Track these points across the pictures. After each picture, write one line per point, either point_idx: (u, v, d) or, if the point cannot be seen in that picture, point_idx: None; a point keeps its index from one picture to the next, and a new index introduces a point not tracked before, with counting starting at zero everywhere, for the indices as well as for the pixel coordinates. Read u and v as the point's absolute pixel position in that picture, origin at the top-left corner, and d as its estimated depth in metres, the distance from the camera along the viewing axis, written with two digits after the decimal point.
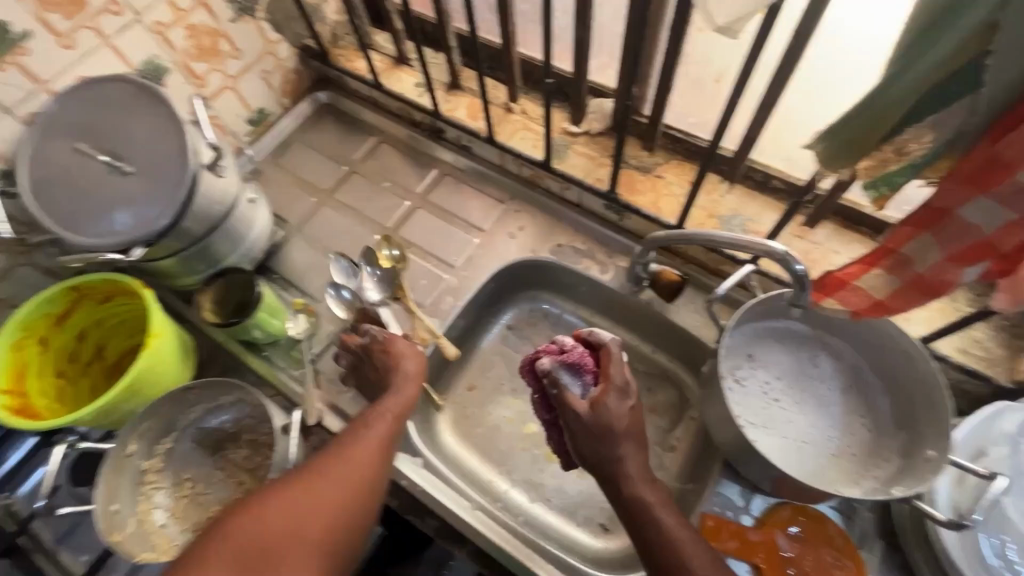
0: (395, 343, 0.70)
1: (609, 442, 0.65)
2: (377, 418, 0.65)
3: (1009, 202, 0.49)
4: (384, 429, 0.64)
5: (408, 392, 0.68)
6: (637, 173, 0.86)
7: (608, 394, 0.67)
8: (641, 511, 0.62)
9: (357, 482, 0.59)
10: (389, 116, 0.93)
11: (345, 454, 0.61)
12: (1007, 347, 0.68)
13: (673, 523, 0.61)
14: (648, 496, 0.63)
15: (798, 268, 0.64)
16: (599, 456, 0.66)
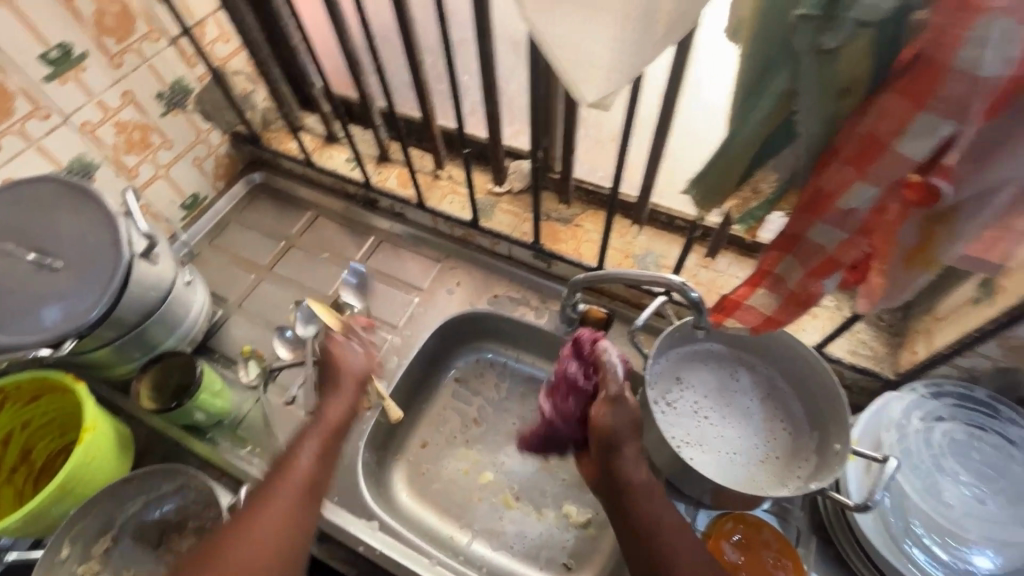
0: (337, 351, 0.72)
1: (615, 435, 0.64)
2: (317, 431, 0.67)
3: (842, 226, 0.49)
4: (318, 444, 0.65)
5: (344, 402, 0.69)
6: (558, 224, 0.91)
7: (620, 394, 0.67)
8: (633, 506, 0.61)
9: (291, 515, 0.60)
10: (325, 190, 1.05)
11: (277, 477, 0.62)
12: (888, 345, 0.75)
13: (661, 515, 0.61)
14: (644, 491, 0.62)
15: (694, 296, 0.64)
16: (603, 451, 0.65)
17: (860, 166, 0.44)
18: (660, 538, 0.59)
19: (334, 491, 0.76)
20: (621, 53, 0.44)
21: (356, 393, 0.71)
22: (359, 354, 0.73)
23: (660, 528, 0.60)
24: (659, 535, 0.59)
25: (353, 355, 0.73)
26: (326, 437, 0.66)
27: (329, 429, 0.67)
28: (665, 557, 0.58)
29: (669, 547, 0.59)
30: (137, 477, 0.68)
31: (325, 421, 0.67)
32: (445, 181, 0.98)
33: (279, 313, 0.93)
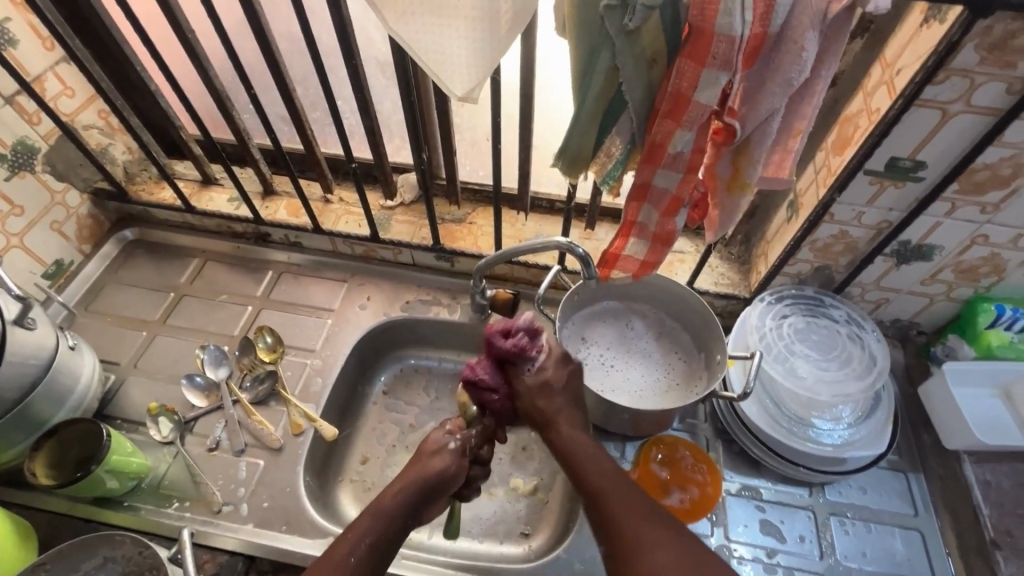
0: (428, 436, 0.70)
1: (551, 411, 0.69)
2: (380, 503, 0.62)
3: (677, 167, 0.61)
4: (365, 522, 0.60)
5: (403, 493, 0.63)
6: (453, 225, 0.97)
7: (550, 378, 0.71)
8: (578, 469, 0.63)
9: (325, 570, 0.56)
10: (208, 234, 1.03)
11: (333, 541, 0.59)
12: (740, 271, 0.92)
13: (595, 464, 0.63)
14: (587, 455, 0.65)
15: (579, 251, 0.76)
16: (549, 428, 0.69)
17: (675, 118, 0.56)
18: (597, 488, 0.60)
19: (282, 521, 0.74)
20: (471, 57, 0.53)
21: (418, 494, 0.64)
22: (449, 456, 0.67)
23: (597, 483, 0.61)
24: (594, 482, 0.61)
25: (444, 452, 0.68)
26: (383, 529, 0.60)
27: (380, 515, 0.61)
28: (606, 504, 0.59)
29: (602, 489, 0.60)
30: (52, 559, 0.63)
31: (384, 512, 0.61)
32: (336, 204, 1.01)
33: (182, 364, 0.88)
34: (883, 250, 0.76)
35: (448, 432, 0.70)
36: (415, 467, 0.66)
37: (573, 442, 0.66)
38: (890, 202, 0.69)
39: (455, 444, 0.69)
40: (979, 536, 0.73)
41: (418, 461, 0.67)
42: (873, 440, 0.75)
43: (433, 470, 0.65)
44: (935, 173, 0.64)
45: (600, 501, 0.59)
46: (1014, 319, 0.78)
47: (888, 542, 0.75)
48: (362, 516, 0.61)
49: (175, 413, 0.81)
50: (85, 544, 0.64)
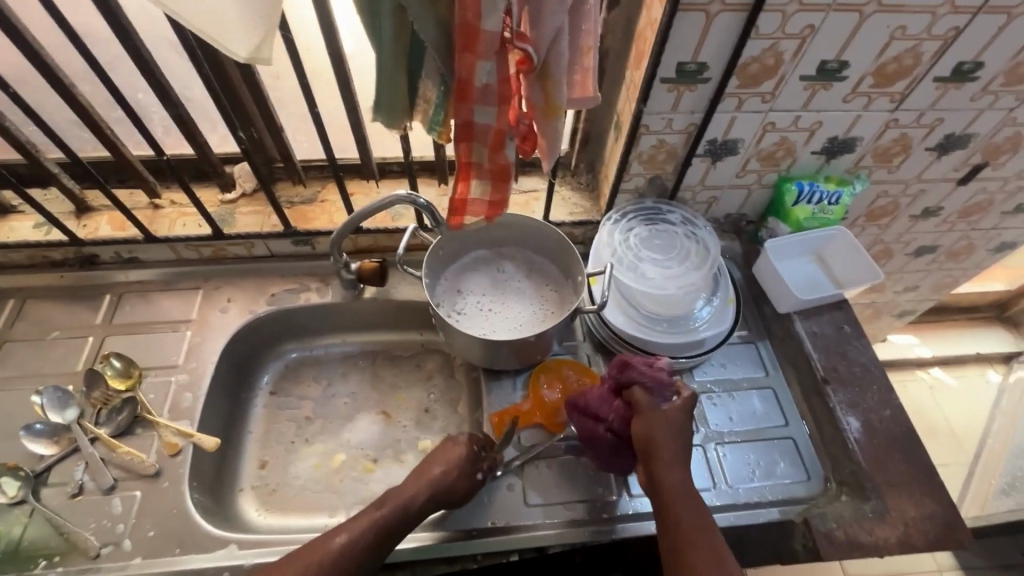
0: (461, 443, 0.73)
1: (660, 442, 0.67)
2: (413, 488, 0.68)
3: (490, 101, 0.63)
4: (393, 510, 0.65)
5: (429, 492, 0.68)
6: (304, 206, 0.93)
7: (677, 415, 0.70)
8: (664, 500, 0.65)
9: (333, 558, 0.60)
10: (19, 270, 0.90)
11: (359, 521, 0.64)
12: (590, 198, 0.98)
13: (688, 503, 0.64)
14: (686, 504, 0.64)
15: (422, 202, 0.77)
16: (651, 454, 0.67)
17: (471, 50, 0.58)
18: (682, 527, 0.62)
19: (174, 544, 0.70)
20: (245, 13, 0.51)
21: (433, 500, 0.68)
22: (469, 477, 0.71)
23: (688, 523, 0.62)
24: (681, 519, 0.63)
25: (470, 477, 0.71)
26: (401, 521, 0.65)
27: (405, 504, 0.66)
28: (687, 548, 0.61)
29: (687, 528, 0.62)
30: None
31: (410, 504, 0.66)
32: (168, 209, 0.92)
33: (18, 417, 0.78)
34: (698, 152, 0.84)
35: (477, 455, 0.73)
36: (451, 474, 0.70)
37: (676, 479, 0.66)
38: (690, 106, 0.77)
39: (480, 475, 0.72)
40: (813, 378, 0.86)
41: (447, 454, 0.72)
42: (722, 319, 0.85)
43: (455, 487, 0.69)
44: (717, 71, 0.72)
45: (680, 534, 0.62)
46: (812, 191, 0.90)
47: (748, 403, 0.86)
48: (389, 501, 0.66)
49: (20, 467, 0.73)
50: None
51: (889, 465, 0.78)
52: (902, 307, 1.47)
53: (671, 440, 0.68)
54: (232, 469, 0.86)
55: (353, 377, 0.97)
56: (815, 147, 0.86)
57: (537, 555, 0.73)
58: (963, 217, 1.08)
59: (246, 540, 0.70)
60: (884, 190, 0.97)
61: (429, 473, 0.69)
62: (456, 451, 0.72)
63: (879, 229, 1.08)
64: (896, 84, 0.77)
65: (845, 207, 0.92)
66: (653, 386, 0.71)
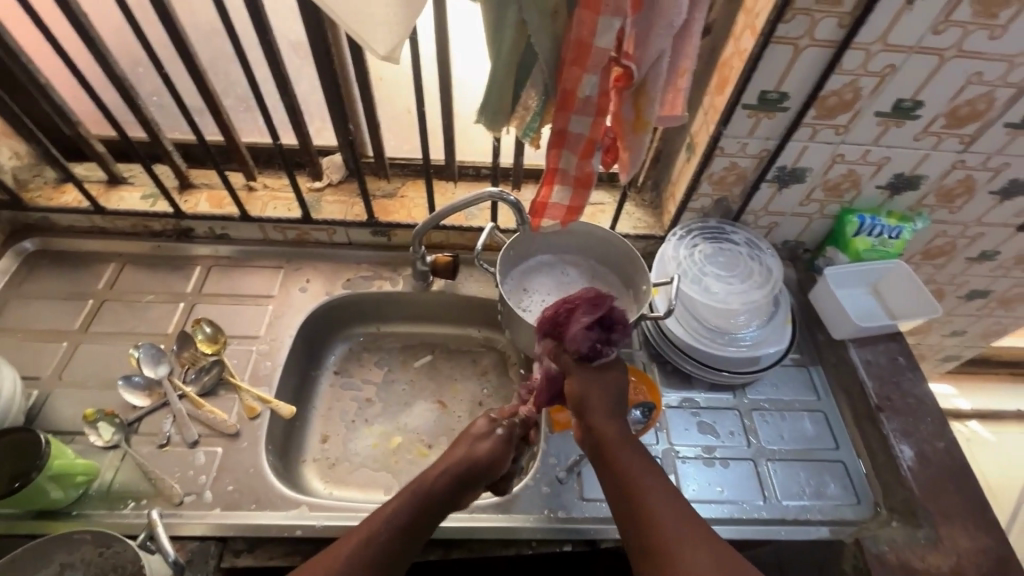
0: (474, 425, 0.75)
1: (591, 399, 0.71)
2: (434, 474, 0.69)
3: (587, 111, 0.69)
4: (411, 497, 0.66)
5: (450, 474, 0.69)
6: (385, 199, 1.00)
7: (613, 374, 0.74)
8: (612, 458, 0.67)
9: (361, 545, 0.61)
10: (121, 236, 0.98)
11: (377, 513, 0.64)
12: (654, 215, 1.03)
13: (636, 462, 0.65)
14: (625, 453, 0.67)
15: (509, 200, 0.83)
16: (588, 418, 0.70)
17: (581, 64, 0.63)
18: (637, 488, 0.63)
19: (250, 500, 0.74)
20: (392, 16, 0.57)
21: (460, 476, 0.69)
22: (496, 441, 0.74)
23: (632, 472, 0.65)
24: (637, 481, 0.63)
25: (491, 436, 0.74)
26: (425, 506, 0.66)
27: (424, 492, 0.67)
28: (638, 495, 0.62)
29: (640, 480, 0.63)
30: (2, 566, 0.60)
31: (432, 491, 0.67)
32: (261, 191, 0.99)
33: (114, 368, 0.84)
34: (767, 177, 0.88)
35: (495, 421, 0.77)
36: (474, 455, 0.71)
37: (610, 433, 0.69)
38: (766, 132, 0.81)
39: (502, 430, 0.75)
40: (866, 404, 0.87)
41: (466, 441, 0.73)
42: (781, 338, 0.88)
43: (481, 459, 0.71)
44: (796, 102, 0.77)
45: (632, 485, 0.63)
46: (873, 225, 0.93)
47: (799, 424, 0.88)
48: (405, 493, 0.66)
49: (115, 415, 0.78)
50: (43, 545, 0.61)
51: (943, 496, 0.78)
52: (946, 352, 1.47)
53: (604, 401, 0.71)
54: (297, 439, 0.91)
55: (411, 366, 1.02)
56: (881, 181, 0.89)
57: (588, 549, 0.76)
58: (1020, 264, 1.09)
59: (317, 503, 0.74)
60: (943, 230, 1.00)
61: (451, 458, 0.71)
62: (472, 428, 0.75)
63: (933, 268, 1.10)
64: (967, 126, 0.80)
65: (904, 242, 0.95)
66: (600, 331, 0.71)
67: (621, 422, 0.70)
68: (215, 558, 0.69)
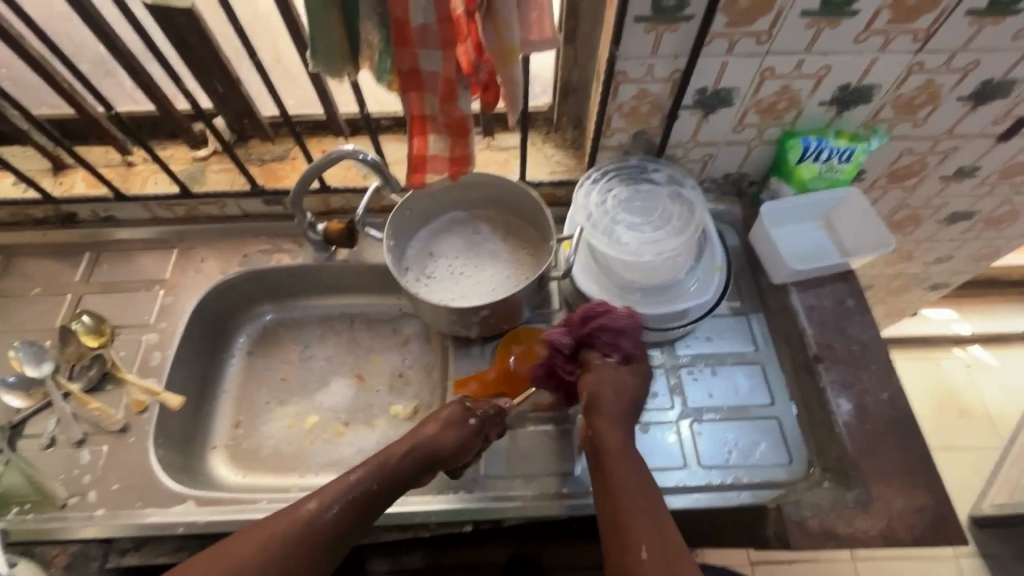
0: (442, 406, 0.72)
1: (602, 402, 0.67)
2: (395, 448, 0.66)
3: (432, 41, 0.58)
4: (366, 474, 0.63)
5: (408, 456, 0.66)
6: (274, 163, 0.91)
7: (628, 381, 0.69)
8: (609, 468, 0.63)
9: (302, 526, 0.58)
10: (3, 227, 0.92)
11: (328, 486, 0.61)
12: (575, 157, 0.92)
13: (633, 478, 0.62)
14: (625, 466, 0.63)
15: (366, 159, 0.73)
16: (597, 423, 0.66)
17: None
18: (624, 504, 0.60)
19: (135, 498, 0.71)
20: None
21: (418, 460, 0.66)
22: (463, 431, 0.68)
23: (626, 488, 0.61)
24: (625, 497, 0.60)
25: (459, 423, 0.69)
26: (378, 483, 0.63)
27: (382, 468, 0.64)
28: (627, 516, 0.59)
29: (631, 500, 0.60)
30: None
31: (388, 469, 0.64)
32: (140, 166, 0.91)
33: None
34: (685, 102, 0.75)
35: (467, 408, 0.70)
36: (441, 434, 0.68)
37: (613, 440, 0.65)
38: (672, 49, 0.68)
39: (474, 420, 0.69)
40: (805, 355, 0.79)
41: (435, 420, 0.69)
42: (709, 290, 0.78)
43: (440, 442, 0.67)
44: (700, 8, 0.64)
45: (621, 505, 0.60)
46: (820, 149, 0.81)
47: (732, 380, 0.80)
48: (367, 464, 0.64)
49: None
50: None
51: (881, 453, 0.71)
52: (934, 279, 1.34)
53: (619, 414, 0.67)
54: (206, 426, 0.88)
55: (328, 341, 0.96)
56: (824, 96, 0.76)
57: (492, 527, 0.73)
58: (1005, 178, 0.95)
59: (203, 497, 0.71)
60: (908, 146, 0.86)
61: (421, 431, 0.68)
62: (448, 420, 0.69)
63: (904, 191, 0.97)
64: (918, 19, 0.66)
65: (857, 166, 0.83)
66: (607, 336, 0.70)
67: (626, 429, 0.66)
68: (97, 560, 0.68)
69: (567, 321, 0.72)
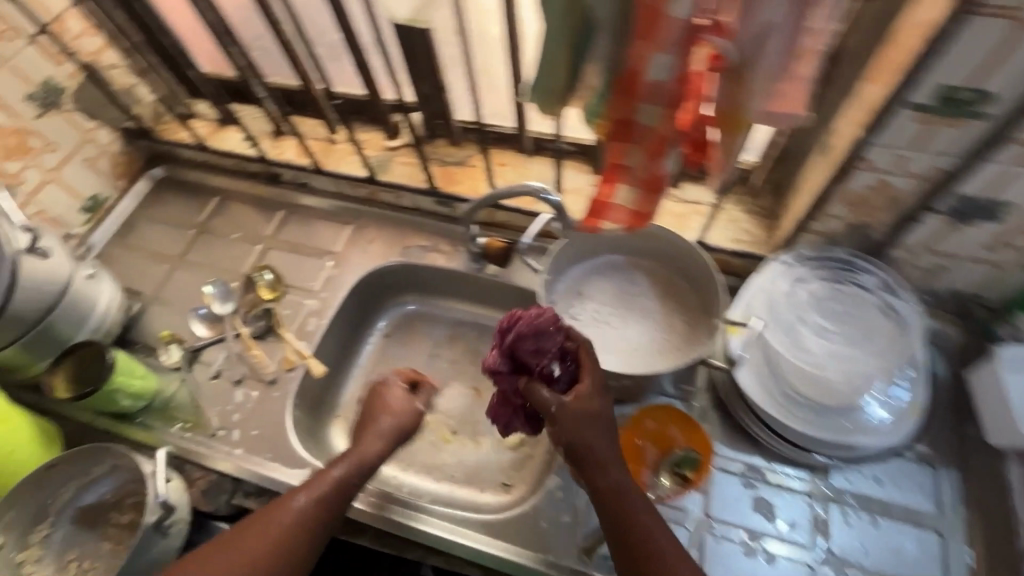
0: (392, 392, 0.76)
1: (582, 445, 0.62)
2: (342, 462, 0.67)
3: (658, 99, 0.52)
4: (340, 469, 0.66)
5: (380, 443, 0.70)
6: (453, 167, 0.94)
7: (596, 405, 0.64)
8: (625, 510, 0.60)
9: (288, 522, 0.61)
10: (225, 173, 1.06)
11: (273, 506, 0.62)
12: (764, 227, 0.82)
13: (641, 509, 0.61)
14: (633, 497, 0.61)
15: (553, 199, 0.72)
16: (591, 467, 0.62)
17: (648, 37, 0.48)
18: (641, 538, 0.59)
19: (267, 449, 0.79)
20: None
21: (390, 445, 0.71)
22: (415, 411, 0.74)
23: (644, 528, 0.60)
24: (652, 548, 0.59)
25: (410, 408, 0.74)
26: (352, 486, 0.66)
27: (359, 463, 0.67)
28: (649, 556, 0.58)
29: (648, 531, 0.59)
30: (60, 462, 0.68)
31: (363, 461, 0.68)
32: (341, 144, 1.00)
33: (195, 296, 0.94)
34: (935, 206, 0.62)
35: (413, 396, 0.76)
36: (398, 433, 0.72)
37: (623, 479, 0.62)
38: (941, 146, 0.56)
39: (420, 406, 0.75)
40: (1010, 550, 0.62)
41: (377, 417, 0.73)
42: (895, 430, 0.66)
43: (405, 423, 0.73)
44: (1002, 107, 0.51)
45: (640, 542, 0.59)
46: None
47: (895, 541, 0.66)
48: (341, 465, 0.67)
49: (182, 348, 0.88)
50: (76, 457, 0.69)
51: None
52: None
53: (599, 437, 0.63)
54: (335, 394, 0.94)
55: (457, 344, 0.98)
56: None
57: None
58: None
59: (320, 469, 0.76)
60: None
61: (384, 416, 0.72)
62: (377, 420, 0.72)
63: None
64: None
65: None
66: (541, 354, 0.66)
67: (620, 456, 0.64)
68: (227, 493, 0.77)
69: (498, 342, 0.69)
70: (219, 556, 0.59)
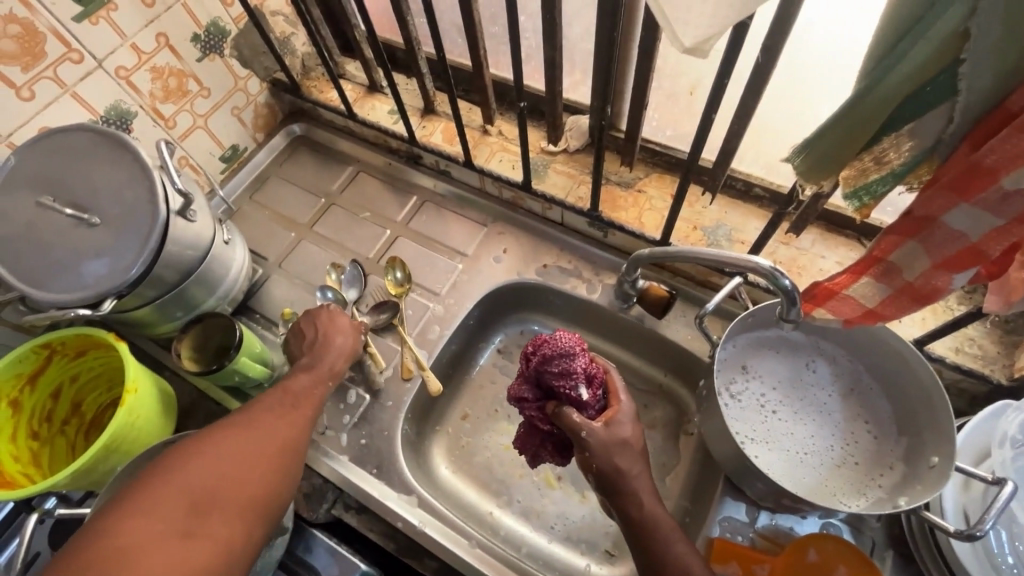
0: (337, 318, 0.74)
1: (616, 471, 0.57)
2: (307, 383, 0.67)
3: (999, 208, 0.39)
4: (309, 380, 0.68)
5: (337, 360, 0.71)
6: (618, 189, 0.82)
7: (627, 431, 0.58)
8: (662, 539, 0.56)
9: (274, 430, 0.60)
10: (364, 143, 1.00)
11: (257, 407, 0.62)
12: (1001, 343, 0.66)
13: (669, 531, 0.57)
14: (661, 523, 0.57)
15: (783, 282, 0.57)
16: (619, 490, 0.57)
17: None
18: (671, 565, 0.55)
19: (374, 463, 0.75)
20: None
21: (345, 362, 0.71)
22: (351, 334, 0.73)
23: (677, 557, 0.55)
24: None
25: (345, 333, 0.73)
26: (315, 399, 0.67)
27: (320, 381, 0.68)
28: None
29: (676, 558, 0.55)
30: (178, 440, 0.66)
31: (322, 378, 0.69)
32: (494, 138, 0.91)
33: (319, 274, 0.90)
34: None
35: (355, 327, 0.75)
36: (346, 354, 0.72)
37: (651, 503, 0.58)
38: None
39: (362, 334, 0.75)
40: None
41: (323, 338, 0.72)
42: None
43: (344, 347, 0.72)
44: None
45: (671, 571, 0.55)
46: None
47: None
48: (301, 378, 0.68)
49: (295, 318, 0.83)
50: None
51: None
52: None
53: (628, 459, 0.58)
54: (441, 407, 0.88)
55: None
56: None
57: None
58: None
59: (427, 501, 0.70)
60: None
61: (342, 341, 0.72)
62: (333, 341, 0.71)
63: None
64: None
65: None
66: (572, 382, 0.58)
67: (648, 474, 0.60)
68: (328, 503, 0.73)
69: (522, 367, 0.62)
70: (208, 464, 0.54)
